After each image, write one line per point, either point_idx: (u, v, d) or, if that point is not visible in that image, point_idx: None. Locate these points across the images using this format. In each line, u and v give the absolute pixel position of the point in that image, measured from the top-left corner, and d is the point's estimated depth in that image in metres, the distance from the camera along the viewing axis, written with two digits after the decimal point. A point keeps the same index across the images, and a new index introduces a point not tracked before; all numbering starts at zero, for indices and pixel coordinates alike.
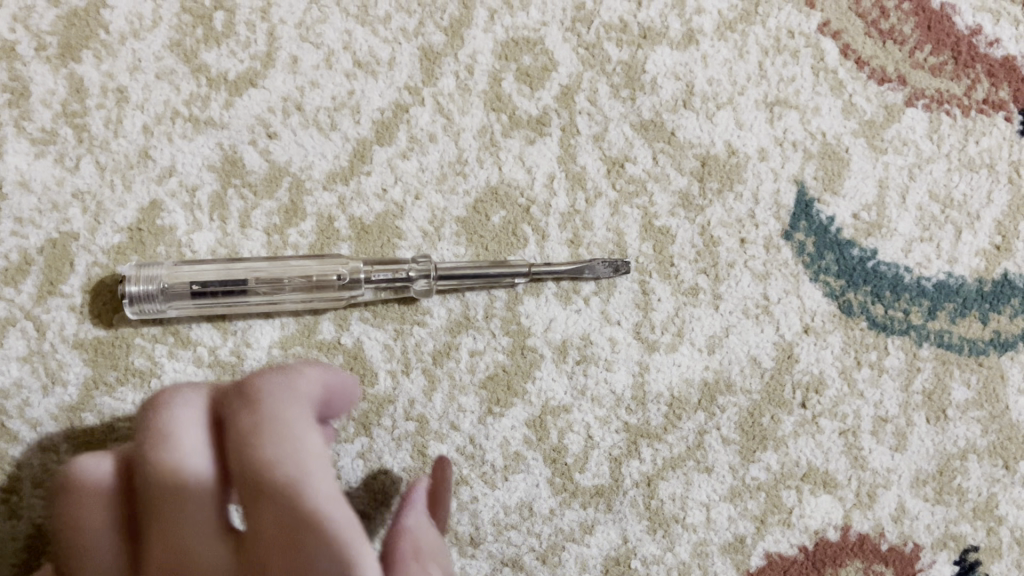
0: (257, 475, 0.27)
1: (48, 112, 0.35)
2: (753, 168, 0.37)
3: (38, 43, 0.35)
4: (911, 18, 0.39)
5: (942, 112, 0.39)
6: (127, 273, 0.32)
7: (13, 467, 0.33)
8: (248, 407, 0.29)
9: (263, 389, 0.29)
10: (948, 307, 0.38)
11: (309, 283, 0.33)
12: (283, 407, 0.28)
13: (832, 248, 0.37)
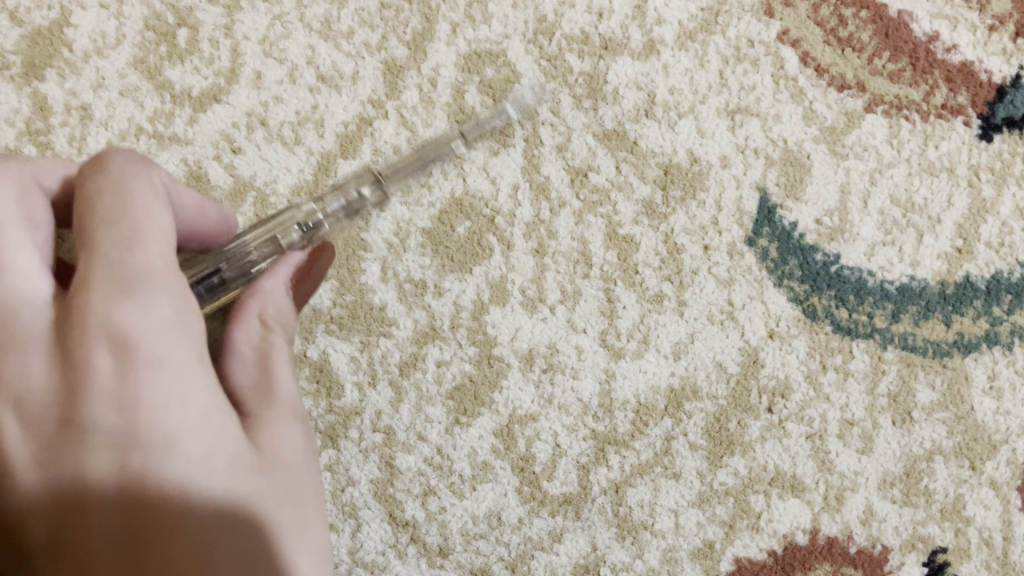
0: (86, 219, 0.26)
1: (13, 131, 0.35)
2: (715, 176, 0.38)
3: (2, 63, 0.36)
4: (869, 25, 0.39)
5: (902, 118, 0.39)
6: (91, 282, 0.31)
7: None
8: (95, 169, 0.27)
9: (114, 155, 0.28)
10: (912, 310, 0.38)
11: (279, 250, 0.33)
12: (134, 170, 0.27)
13: (795, 253, 0.38)
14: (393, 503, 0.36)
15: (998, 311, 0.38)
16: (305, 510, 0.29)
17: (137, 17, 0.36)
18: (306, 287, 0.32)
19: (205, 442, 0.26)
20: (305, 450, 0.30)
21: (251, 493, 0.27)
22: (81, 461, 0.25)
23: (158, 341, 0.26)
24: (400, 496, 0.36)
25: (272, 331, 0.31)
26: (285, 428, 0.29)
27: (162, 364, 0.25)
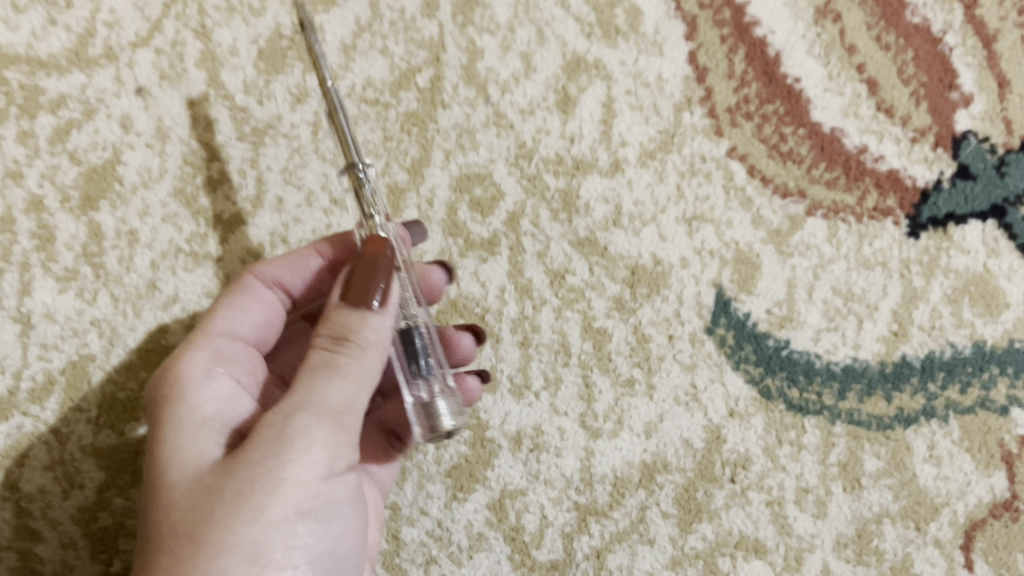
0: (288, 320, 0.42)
1: (71, 254, 0.41)
2: (676, 275, 0.43)
3: (63, 196, 0.42)
4: (806, 141, 0.46)
5: (840, 219, 0.45)
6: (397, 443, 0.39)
7: (42, 553, 0.40)
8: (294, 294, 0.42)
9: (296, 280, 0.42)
10: (856, 388, 0.43)
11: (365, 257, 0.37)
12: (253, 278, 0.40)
13: (749, 340, 0.43)
14: (399, 572, 0.40)
15: (932, 388, 0.43)
16: (264, 515, 0.30)
17: (177, 154, 0.43)
18: (371, 281, 0.32)
19: (185, 466, 0.31)
20: (285, 454, 0.30)
21: (203, 507, 0.30)
22: None
23: (198, 392, 0.34)
24: (405, 565, 0.40)
25: (322, 340, 0.32)
26: (267, 433, 0.31)
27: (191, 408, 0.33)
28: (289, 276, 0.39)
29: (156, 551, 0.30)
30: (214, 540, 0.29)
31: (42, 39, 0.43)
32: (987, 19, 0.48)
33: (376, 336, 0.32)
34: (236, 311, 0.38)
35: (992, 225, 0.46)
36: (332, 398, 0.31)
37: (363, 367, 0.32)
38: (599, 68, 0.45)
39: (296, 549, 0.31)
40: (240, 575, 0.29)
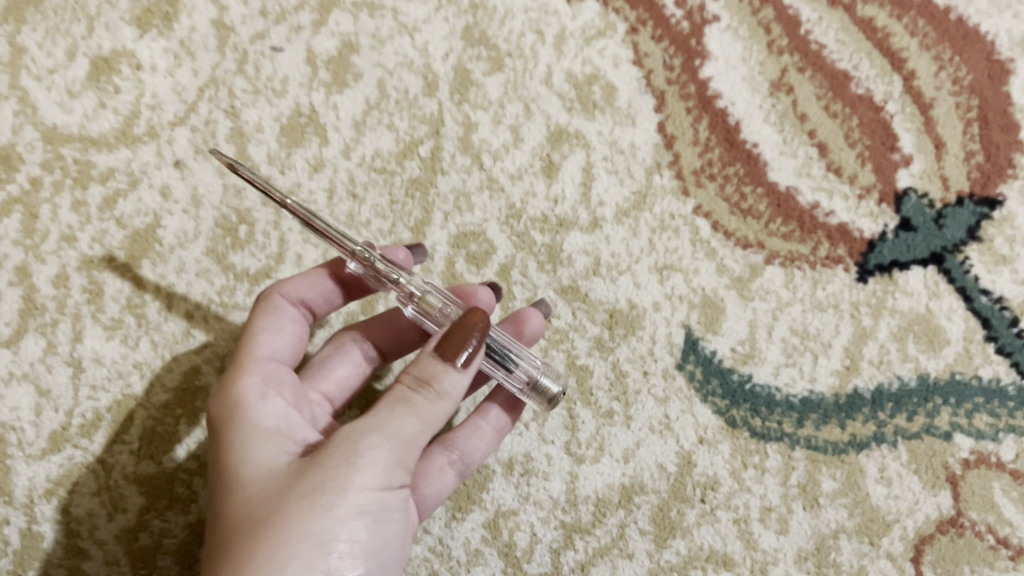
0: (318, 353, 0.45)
1: (117, 306, 0.47)
2: (650, 318, 0.49)
3: (110, 255, 0.48)
4: (764, 198, 0.52)
5: (796, 267, 0.50)
6: (453, 455, 0.43)
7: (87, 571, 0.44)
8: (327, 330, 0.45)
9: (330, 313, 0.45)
10: (813, 416, 0.48)
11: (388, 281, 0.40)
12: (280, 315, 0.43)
13: (716, 375, 0.48)
14: None
15: (882, 416, 0.48)
16: (333, 513, 0.33)
17: (210, 218, 0.49)
18: (460, 341, 0.35)
19: (256, 470, 0.35)
20: (355, 462, 0.33)
21: (278, 504, 0.33)
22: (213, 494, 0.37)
23: (257, 410, 0.37)
24: None
25: (406, 380, 0.35)
26: (339, 445, 0.34)
27: (253, 426, 0.36)
28: (311, 295, 0.43)
29: (229, 542, 0.33)
30: (287, 530, 0.32)
31: (94, 120, 0.50)
32: (923, 88, 0.55)
33: (452, 387, 0.35)
34: (275, 334, 0.41)
35: (933, 270, 0.51)
36: (405, 426, 0.34)
37: (437, 411, 0.34)
38: (578, 137, 0.52)
39: (354, 548, 0.34)
40: (307, 562, 0.32)
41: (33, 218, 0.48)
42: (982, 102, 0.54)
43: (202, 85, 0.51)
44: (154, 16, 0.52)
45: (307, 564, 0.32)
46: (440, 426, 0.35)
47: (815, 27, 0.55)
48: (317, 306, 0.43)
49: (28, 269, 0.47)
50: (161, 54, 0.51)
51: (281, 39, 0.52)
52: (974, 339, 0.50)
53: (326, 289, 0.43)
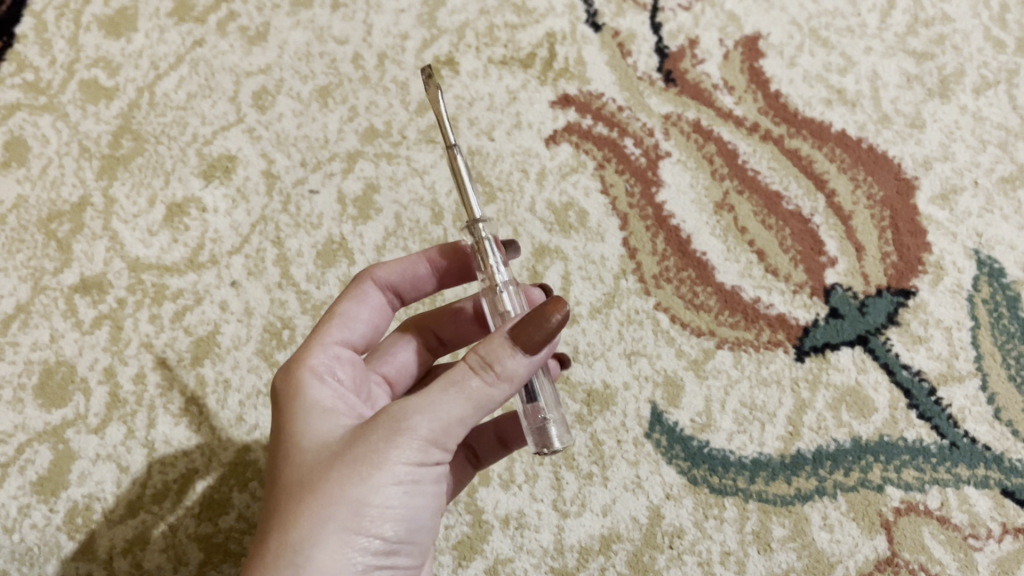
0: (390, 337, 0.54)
1: (184, 398, 0.59)
2: (621, 395, 0.59)
3: (179, 357, 0.60)
4: (713, 295, 0.62)
5: (742, 350, 0.61)
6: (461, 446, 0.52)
7: None
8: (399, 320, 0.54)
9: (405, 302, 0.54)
10: (763, 474, 0.57)
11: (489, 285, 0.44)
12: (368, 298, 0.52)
13: (678, 441, 0.58)
14: None
15: (823, 472, 0.57)
16: (370, 480, 0.38)
17: (259, 324, 0.61)
18: (529, 333, 0.38)
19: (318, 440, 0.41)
20: (396, 435, 0.38)
21: (326, 469, 0.39)
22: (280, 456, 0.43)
23: (318, 391, 0.44)
24: None
25: (472, 360, 0.39)
26: (388, 421, 0.39)
27: (313, 401, 0.43)
28: (401, 280, 0.52)
29: (281, 499, 0.39)
30: (330, 494, 0.38)
31: (168, 252, 0.63)
32: (843, 203, 0.66)
33: (512, 372, 0.39)
34: (360, 307, 0.50)
35: (859, 350, 0.61)
36: (452, 407, 0.38)
37: (490, 394, 0.38)
38: (557, 252, 0.64)
39: (388, 513, 0.39)
40: (341, 526, 0.38)
41: (119, 328, 0.60)
42: (893, 213, 0.66)
43: (254, 221, 0.64)
44: (217, 170, 0.65)
45: (342, 521, 0.38)
46: (491, 408, 0.39)
47: (750, 157, 0.67)
48: (405, 287, 0.53)
49: (113, 369, 0.59)
50: (221, 198, 0.65)
51: (317, 184, 0.65)
52: (898, 407, 0.59)
53: (415, 275, 0.53)
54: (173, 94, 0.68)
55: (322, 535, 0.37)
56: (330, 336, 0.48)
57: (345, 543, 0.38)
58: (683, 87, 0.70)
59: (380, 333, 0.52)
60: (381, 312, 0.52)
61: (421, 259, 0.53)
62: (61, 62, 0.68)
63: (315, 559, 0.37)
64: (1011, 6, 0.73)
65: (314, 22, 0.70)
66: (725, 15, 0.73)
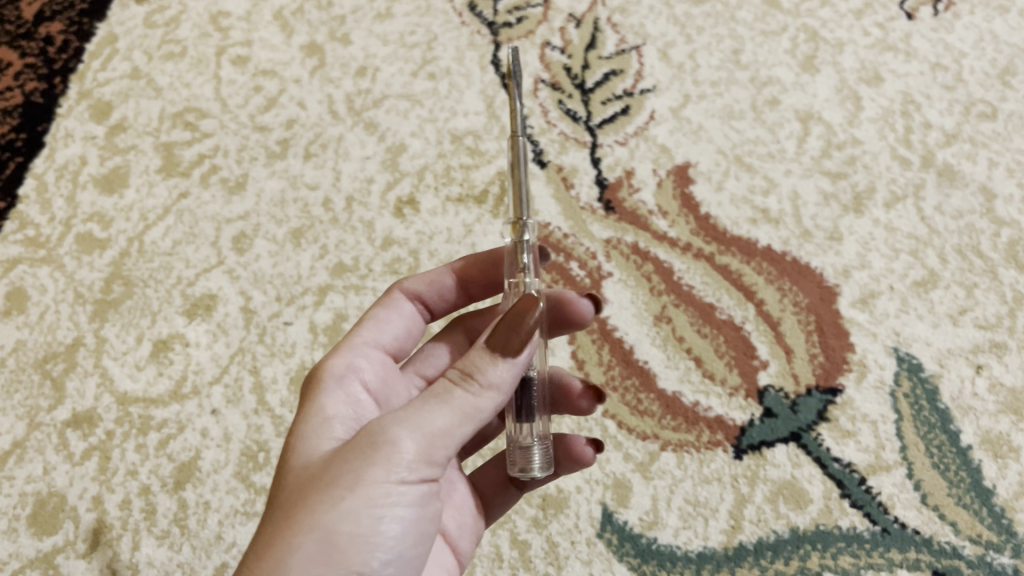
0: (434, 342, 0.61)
1: (166, 520, 0.64)
2: (574, 498, 0.65)
3: (162, 482, 0.65)
4: (656, 401, 0.68)
5: (684, 451, 0.66)
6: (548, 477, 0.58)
7: None
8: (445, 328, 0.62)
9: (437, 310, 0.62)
10: (709, 566, 0.63)
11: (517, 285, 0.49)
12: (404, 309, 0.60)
13: (629, 539, 0.63)
14: None
15: (764, 562, 0.63)
16: (342, 505, 0.41)
17: (237, 448, 0.66)
18: (511, 339, 0.44)
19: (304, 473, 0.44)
20: (370, 456, 0.41)
21: (305, 496, 0.42)
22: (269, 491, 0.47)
23: (331, 396, 0.50)
24: None
25: (454, 374, 0.44)
26: (367, 440, 0.42)
27: (322, 405, 0.49)
28: (427, 290, 0.60)
29: (263, 531, 0.42)
30: (304, 522, 0.40)
31: (154, 385, 0.69)
32: (771, 310, 0.72)
33: (495, 378, 0.43)
34: (391, 312, 0.58)
35: (793, 446, 0.66)
36: (431, 420, 0.42)
37: (476, 402, 0.43)
38: None
39: (359, 540, 0.41)
40: (310, 551, 0.40)
41: (106, 458, 0.66)
42: (818, 317, 0.72)
43: (233, 353, 0.70)
44: (199, 308, 0.72)
45: (310, 550, 0.40)
46: (478, 421, 0.43)
47: (684, 274, 0.74)
48: (431, 298, 0.61)
49: (101, 497, 0.65)
50: (203, 333, 0.71)
51: (291, 315, 0.71)
52: (832, 497, 0.64)
53: (440, 287, 0.61)
54: (160, 242, 0.75)
55: (290, 566, 0.39)
56: (361, 338, 0.56)
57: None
58: (621, 214, 0.77)
59: (413, 339, 0.60)
60: (411, 313, 0.60)
61: (446, 271, 0.61)
62: (60, 218, 0.76)
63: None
64: (915, 128, 0.80)
65: (288, 171, 0.79)
66: (657, 147, 0.80)
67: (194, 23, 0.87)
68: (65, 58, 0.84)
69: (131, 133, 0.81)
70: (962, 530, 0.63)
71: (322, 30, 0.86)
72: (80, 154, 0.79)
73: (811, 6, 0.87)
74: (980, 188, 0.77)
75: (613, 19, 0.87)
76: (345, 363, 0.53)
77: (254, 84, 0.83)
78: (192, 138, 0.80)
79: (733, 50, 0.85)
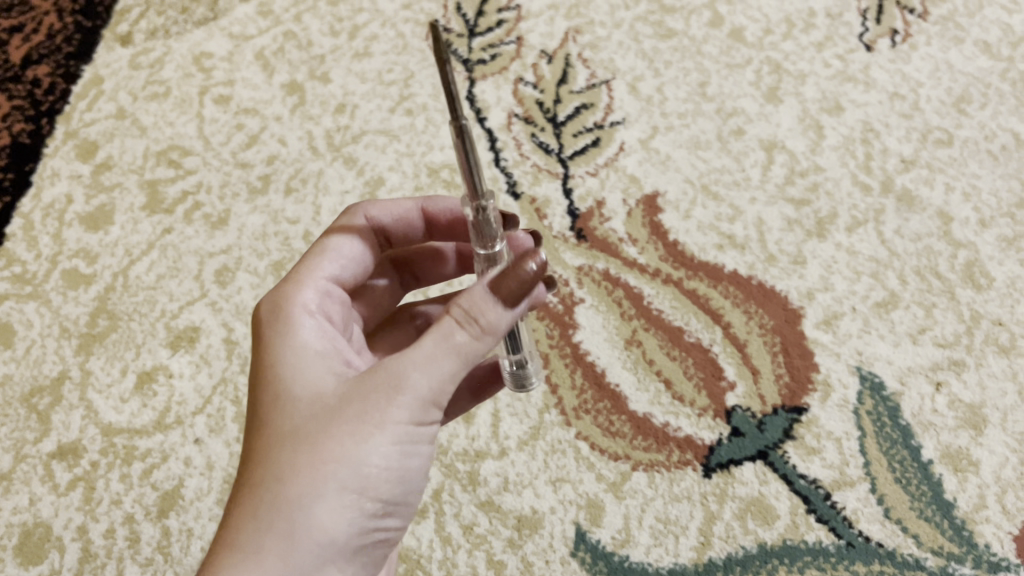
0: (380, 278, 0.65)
1: (149, 547, 0.66)
2: (548, 518, 0.67)
3: (146, 510, 0.67)
4: (627, 422, 0.70)
5: (655, 471, 0.68)
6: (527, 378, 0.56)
7: None
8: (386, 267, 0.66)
9: (395, 241, 0.63)
10: None
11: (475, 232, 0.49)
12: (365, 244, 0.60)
13: (602, 557, 0.66)
14: None
15: None
16: (369, 440, 0.45)
17: (220, 475, 0.68)
18: (513, 289, 0.46)
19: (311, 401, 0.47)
20: (393, 398, 0.45)
21: (327, 428, 0.45)
22: (257, 407, 0.48)
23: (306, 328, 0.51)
24: None
25: (463, 315, 0.46)
26: (389, 381, 0.45)
27: (298, 338, 0.50)
28: (390, 220, 0.61)
29: (282, 453, 0.45)
30: (333, 454, 0.44)
31: (138, 416, 0.71)
32: (738, 332, 0.75)
33: (498, 326, 0.47)
34: (348, 242, 0.58)
35: (760, 464, 0.69)
36: (445, 366, 0.46)
37: (480, 346, 0.47)
38: None
39: (383, 473, 0.46)
40: (342, 480, 0.44)
41: (91, 489, 0.68)
42: (783, 339, 0.74)
43: (215, 383, 0.72)
44: (182, 340, 0.74)
45: (341, 480, 0.44)
46: (477, 359, 0.47)
47: (653, 299, 0.76)
48: (391, 226, 0.62)
49: (86, 527, 0.66)
50: (186, 364, 0.73)
51: None
52: (798, 512, 0.67)
53: (404, 216, 0.62)
54: (145, 276, 0.77)
55: (322, 493, 0.44)
56: (318, 272, 0.56)
57: (342, 503, 0.44)
58: (592, 242, 0.80)
59: (366, 270, 0.60)
60: (370, 241, 0.60)
61: (416, 205, 0.62)
62: (46, 255, 0.78)
63: (314, 517, 0.43)
64: (875, 154, 0.83)
65: (269, 206, 0.81)
66: (626, 177, 0.83)
67: (178, 65, 0.89)
68: (52, 100, 0.87)
69: (116, 172, 0.83)
70: (924, 543, 0.66)
71: (303, 69, 0.89)
72: (66, 193, 0.82)
73: (774, 40, 0.91)
74: (937, 212, 0.80)
75: (583, 55, 0.90)
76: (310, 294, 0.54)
77: (237, 123, 0.86)
78: (176, 176, 0.83)
79: (700, 83, 0.88)
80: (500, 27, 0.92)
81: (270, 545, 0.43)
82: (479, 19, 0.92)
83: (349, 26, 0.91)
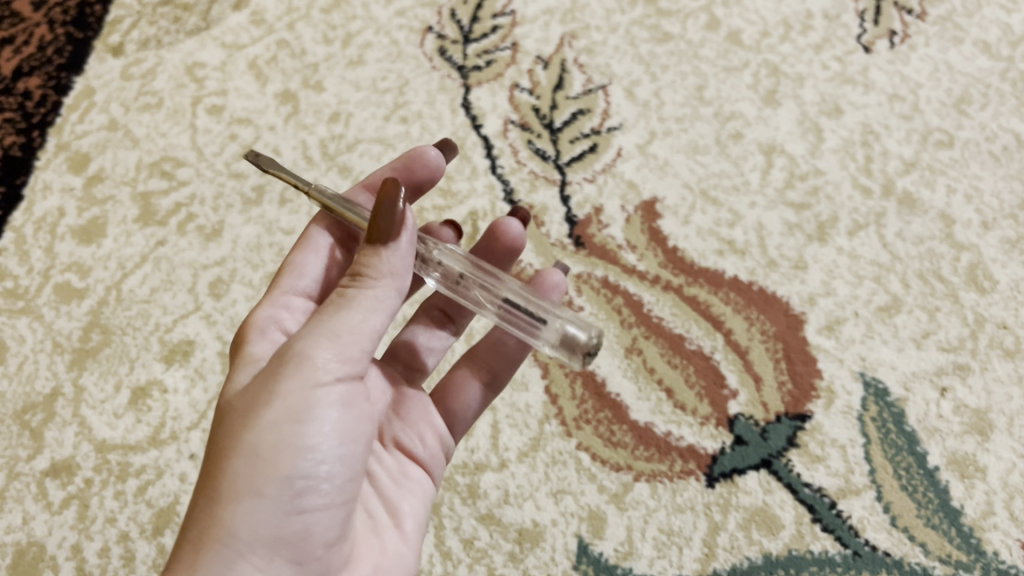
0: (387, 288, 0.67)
1: (145, 566, 0.65)
2: (550, 531, 0.66)
3: (141, 527, 0.66)
4: (628, 431, 0.69)
5: (657, 481, 0.67)
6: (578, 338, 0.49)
7: None
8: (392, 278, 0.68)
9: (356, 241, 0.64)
10: None
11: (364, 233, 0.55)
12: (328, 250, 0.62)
13: (604, 570, 0.65)
14: None
15: None
16: (258, 420, 0.45)
17: None
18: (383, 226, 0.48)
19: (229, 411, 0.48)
20: (279, 373, 0.46)
21: (227, 424, 0.46)
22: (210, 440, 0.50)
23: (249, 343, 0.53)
24: None
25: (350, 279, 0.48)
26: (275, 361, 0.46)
27: (250, 349, 0.53)
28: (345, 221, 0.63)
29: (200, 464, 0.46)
30: (228, 445, 0.44)
31: (132, 432, 0.70)
32: (739, 339, 0.74)
33: (385, 268, 0.48)
34: (306, 253, 0.60)
35: (764, 472, 0.68)
36: (332, 325, 0.46)
37: (372, 294, 0.47)
38: None
39: (284, 448, 0.45)
40: (239, 466, 0.44)
41: (85, 507, 0.67)
42: (785, 345, 0.73)
43: (210, 398, 0.71)
44: (177, 354, 0.73)
45: (238, 467, 0.44)
46: (377, 307, 0.48)
47: (653, 306, 0.75)
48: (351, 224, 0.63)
49: (80, 545, 0.65)
50: (181, 378, 0.72)
51: None
52: (803, 522, 0.66)
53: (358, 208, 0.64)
54: (138, 290, 0.76)
55: (221, 488, 0.43)
56: (281, 289, 0.58)
57: (242, 489, 0.44)
58: (591, 249, 0.78)
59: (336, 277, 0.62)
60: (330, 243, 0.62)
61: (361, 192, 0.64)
62: (38, 269, 0.77)
63: (217, 514, 0.43)
64: (875, 157, 0.83)
65: (263, 217, 0.80)
66: (624, 183, 0.82)
67: (170, 75, 0.88)
68: (43, 112, 0.86)
69: (108, 184, 0.82)
70: (932, 551, 0.65)
71: (296, 78, 0.88)
72: (58, 206, 0.81)
73: (772, 42, 0.90)
74: (939, 215, 0.79)
75: (579, 60, 0.89)
76: (267, 311, 0.56)
77: (230, 133, 0.85)
78: (169, 187, 0.82)
79: (697, 86, 0.87)
80: (495, 33, 0.91)
81: (186, 557, 0.43)
82: (473, 26, 0.91)
83: (343, 34, 0.90)
